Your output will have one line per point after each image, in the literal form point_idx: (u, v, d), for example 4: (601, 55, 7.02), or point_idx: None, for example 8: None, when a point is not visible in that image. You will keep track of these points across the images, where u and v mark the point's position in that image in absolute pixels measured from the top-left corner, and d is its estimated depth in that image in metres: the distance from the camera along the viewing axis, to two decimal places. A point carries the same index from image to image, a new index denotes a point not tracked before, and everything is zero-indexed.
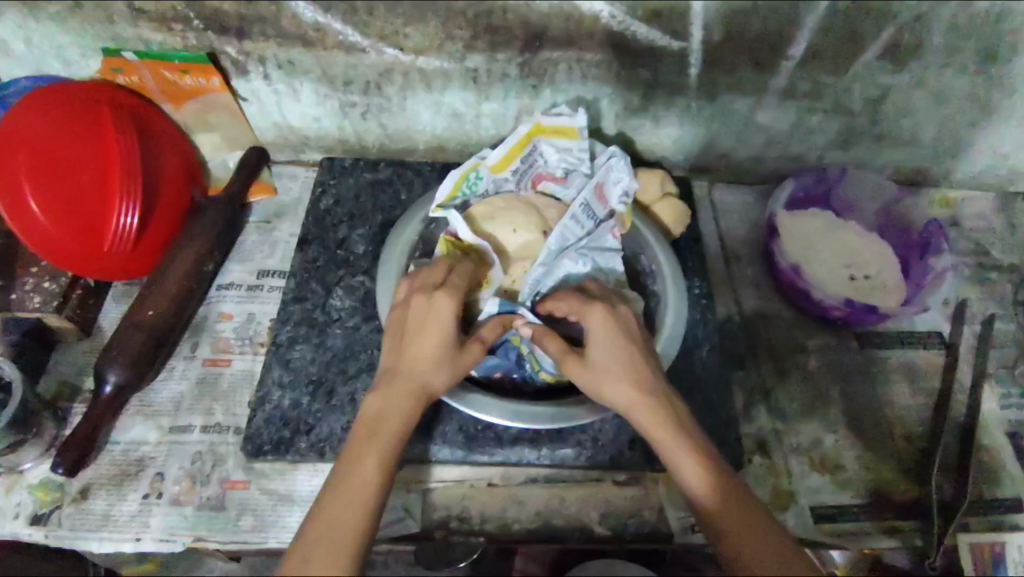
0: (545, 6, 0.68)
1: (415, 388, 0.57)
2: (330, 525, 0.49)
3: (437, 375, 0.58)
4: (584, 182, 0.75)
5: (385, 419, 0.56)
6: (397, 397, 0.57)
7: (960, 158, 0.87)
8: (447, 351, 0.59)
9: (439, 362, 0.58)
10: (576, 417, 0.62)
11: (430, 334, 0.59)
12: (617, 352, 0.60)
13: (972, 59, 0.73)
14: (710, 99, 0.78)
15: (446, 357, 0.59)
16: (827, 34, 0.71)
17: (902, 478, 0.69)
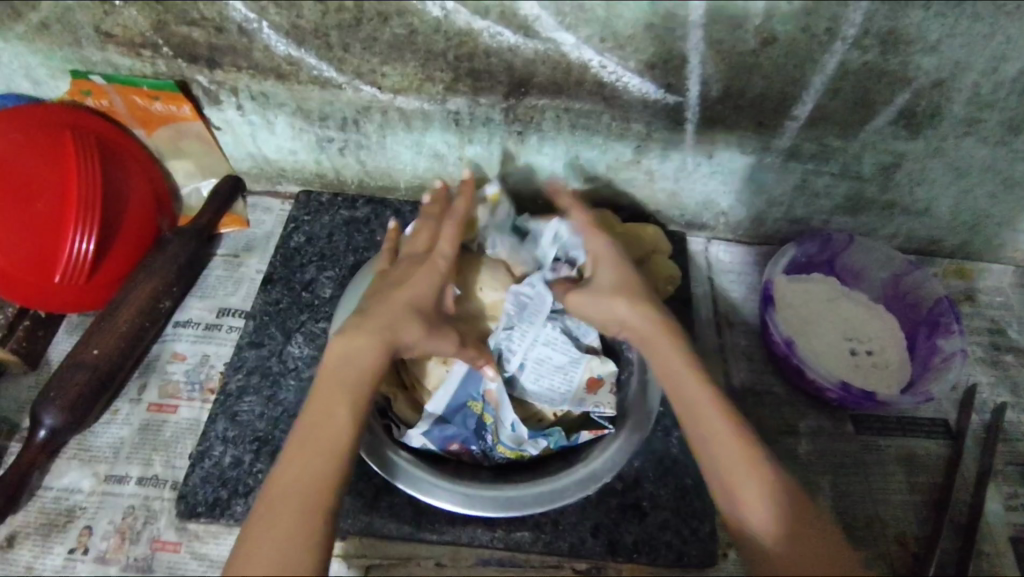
0: (530, 52, 0.64)
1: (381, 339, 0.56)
2: (295, 489, 0.49)
3: (408, 333, 0.57)
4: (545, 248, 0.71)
5: (348, 374, 0.54)
6: (363, 350, 0.55)
7: (978, 230, 0.81)
8: (423, 317, 0.58)
9: (413, 325, 0.57)
10: (527, 504, 0.58)
11: (409, 296, 0.59)
12: (622, 278, 0.62)
13: (994, 130, 0.68)
14: (708, 156, 0.73)
15: (422, 320, 0.58)
16: (837, 95, 0.66)
17: None
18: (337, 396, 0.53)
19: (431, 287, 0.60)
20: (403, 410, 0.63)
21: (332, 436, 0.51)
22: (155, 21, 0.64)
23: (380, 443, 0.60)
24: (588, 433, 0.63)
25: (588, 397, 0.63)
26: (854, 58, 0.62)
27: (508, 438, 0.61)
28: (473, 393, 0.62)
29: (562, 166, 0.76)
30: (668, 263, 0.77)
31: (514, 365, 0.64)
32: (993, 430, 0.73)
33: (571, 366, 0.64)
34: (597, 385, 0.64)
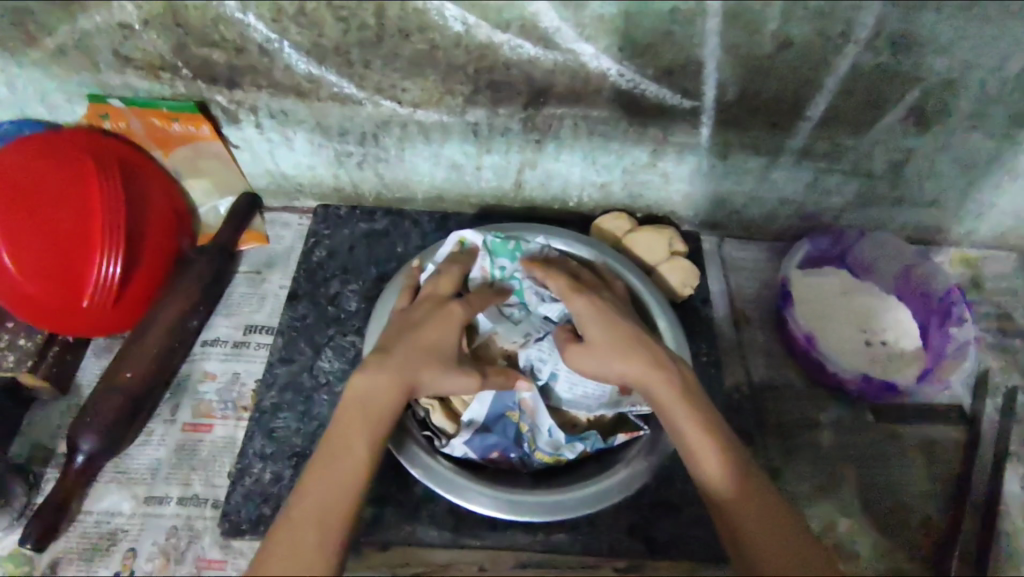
0: (550, 63, 0.65)
1: (403, 375, 0.58)
2: (314, 516, 0.51)
3: (428, 372, 0.59)
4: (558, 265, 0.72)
5: (371, 407, 0.56)
6: (388, 383, 0.57)
7: (983, 220, 0.83)
8: (443, 357, 0.60)
9: (434, 366, 0.59)
10: (571, 508, 0.59)
11: (429, 337, 0.61)
12: (613, 332, 0.62)
13: (1000, 124, 0.70)
14: (722, 157, 0.75)
15: (441, 361, 0.60)
16: (848, 96, 0.67)
17: (919, 568, 0.65)
18: (360, 426, 0.55)
19: (450, 328, 0.62)
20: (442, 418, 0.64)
21: (351, 468, 0.53)
22: (176, 44, 0.65)
23: (423, 455, 0.61)
24: (623, 434, 0.64)
25: (623, 400, 0.65)
26: (866, 59, 0.64)
27: (546, 442, 0.63)
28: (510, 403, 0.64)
29: (579, 173, 0.77)
30: (686, 262, 0.78)
31: (549, 373, 0.66)
32: (1007, 414, 0.76)
33: None
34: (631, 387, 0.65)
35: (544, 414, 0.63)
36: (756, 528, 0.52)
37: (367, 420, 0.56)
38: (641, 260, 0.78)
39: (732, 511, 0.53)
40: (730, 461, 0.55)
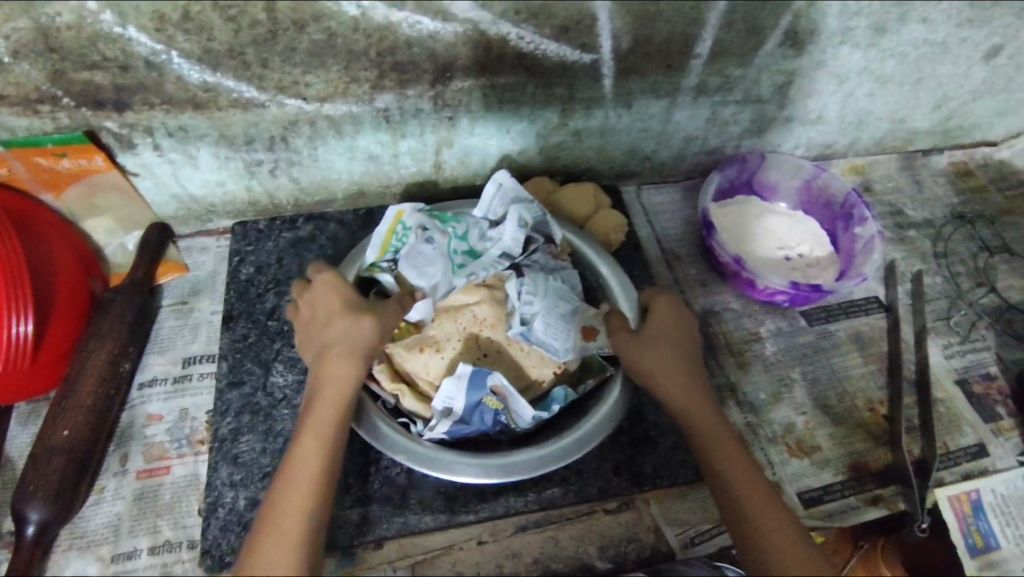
0: (450, 36, 0.65)
1: (324, 351, 0.59)
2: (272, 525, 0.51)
3: (345, 334, 0.59)
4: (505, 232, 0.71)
5: (318, 411, 0.56)
6: (332, 378, 0.58)
7: (862, 128, 0.93)
8: (356, 315, 0.59)
9: (355, 325, 0.59)
10: (558, 460, 0.61)
11: (326, 299, 0.61)
12: (674, 346, 0.63)
13: (863, 35, 0.77)
14: (627, 106, 0.78)
15: (355, 316, 0.59)
16: (732, 28, 0.72)
17: (875, 446, 0.71)
18: (312, 431, 0.55)
19: (344, 283, 0.62)
20: (411, 403, 0.64)
21: (305, 468, 0.53)
22: (52, 72, 0.60)
23: (402, 441, 0.61)
24: (593, 381, 0.68)
25: (590, 344, 0.68)
26: None
27: (523, 420, 0.63)
28: (483, 391, 0.62)
29: (496, 143, 0.79)
30: (613, 213, 0.82)
31: (533, 311, 0.67)
32: (916, 295, 0.85)
33: (573, 314, 0.68)
34: (592, 333, 0.68)
35: (521, 399, 0.62)
36: (746, 484, 0.56)
37: (320, 424, 0.56)
38: (571, 216, 0.81)
39: (713, 457, 0.58)
40: (716, 421, 0.60)
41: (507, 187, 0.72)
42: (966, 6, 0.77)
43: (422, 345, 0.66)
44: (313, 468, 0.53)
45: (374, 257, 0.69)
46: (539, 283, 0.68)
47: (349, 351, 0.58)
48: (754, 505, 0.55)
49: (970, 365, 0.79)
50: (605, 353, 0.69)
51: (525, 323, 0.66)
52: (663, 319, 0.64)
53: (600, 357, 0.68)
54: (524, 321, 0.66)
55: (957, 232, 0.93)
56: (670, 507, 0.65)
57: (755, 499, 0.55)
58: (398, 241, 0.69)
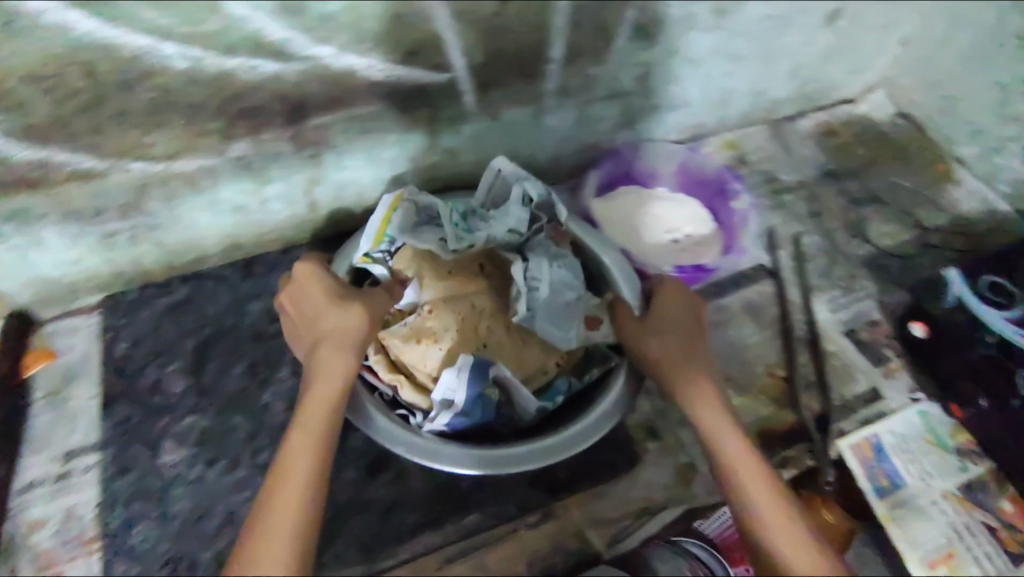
0: (295, 74, 0.63)
1: (320, 342, 0.62)
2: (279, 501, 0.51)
3: (336, 323, 0.62)
4: (507, 211, 0.74)
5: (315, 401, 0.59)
6: (326, 369, 0.60)
7: (726, 105, 0.97)
8: (348, 305, 0.63)
9: (347, 314, 0.63)
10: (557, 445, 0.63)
11: (315, 300, 0.64)
12: (682, 330, 0.68)
13: (706, 19, 0.80)
14: (494, 117, 0.79)
15: (348, 306, 0.63)
16: (580, 29, 0.74)
17: (779, 410, 0.76)
18: (311, 421, 0.57)
19: (334, 279, 0.66)
20: (409, 395, 0.68)
21: (304, 449, 0.55)
22: None
23: (401, 434, 0.61)
24: (598, 371, 0.72)
25: (592, 334, 0.72)
26: None
27: (527, 408, 0.68)
28: (483, 384, 0.65)
29: (368, 174, 0.77)
30: None
31: (538, 293, 0.71)
32: (798, 257, 0.89)
33: (577, 302, 0.73)
34: (596, 323, 0.73)
35: (524, 390, 0.67)
36: (732, 444, 0.59)
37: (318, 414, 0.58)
38: None
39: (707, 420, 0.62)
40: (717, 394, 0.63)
41: (504, 168, 0.75)
42: None
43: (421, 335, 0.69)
44: (311, 455, 0.54)
45: (370, 246, 0.71)
46: (541, 269, 0.72)
47: (342, 341, 0.61)
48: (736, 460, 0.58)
49: (855, 316, 0.84)
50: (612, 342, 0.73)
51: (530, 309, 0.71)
52: (671, 306, 0.70)
53: (604, 346, 0.73)
54: (530, 305, 0.71)
55: (828, 189, 0.98)
56: (592, 507, 0.65)
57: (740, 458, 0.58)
58: (391, 230, 0.71)
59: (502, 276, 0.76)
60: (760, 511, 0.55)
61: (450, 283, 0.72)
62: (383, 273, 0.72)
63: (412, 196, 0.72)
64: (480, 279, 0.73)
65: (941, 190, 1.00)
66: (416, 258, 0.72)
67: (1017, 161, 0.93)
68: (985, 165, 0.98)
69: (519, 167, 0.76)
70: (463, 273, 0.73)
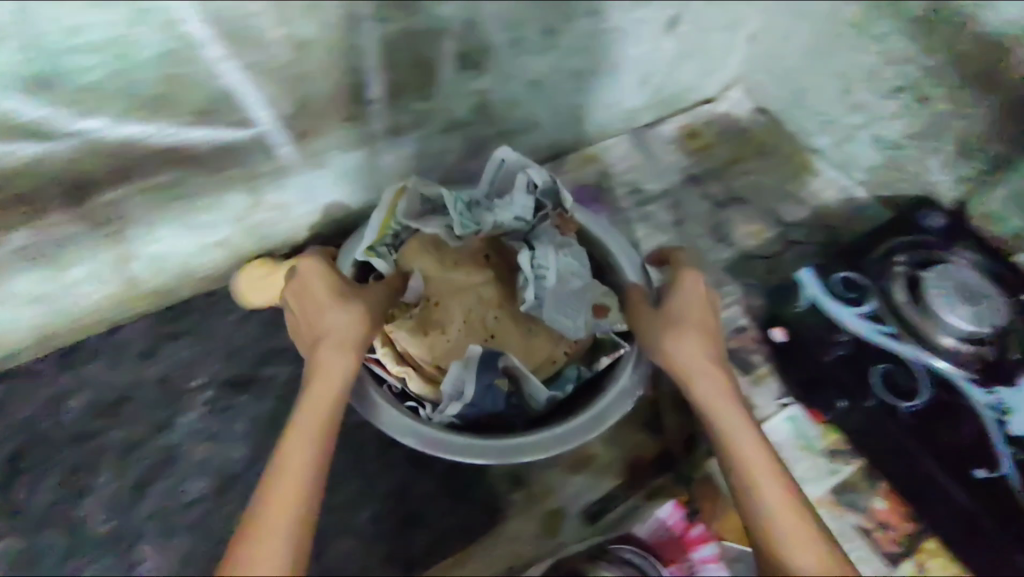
0: (65, 154, 0.58)
1: (321, 341, 0.61)
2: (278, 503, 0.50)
3: (339, 320, 0.63)
4: (518, 196, 0.78)
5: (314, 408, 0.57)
6: (327, 368, 0.60)
7: (581, 119, 0.95)
8: (347, 303, 0.64)
9: (342, 317, 0.63)
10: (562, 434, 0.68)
11: (318, 302, 0.64)
12: (699, 318, 0.66)
13: (536, 40, 0.77)
14: (323, 166, 0.74)
15: (350, 306, 0.64)
16: (396, 69, 0.69)
17: (646, 437, 0.76)
18: (302, 438, 0.54)
19: (332, 274, 0.66)
20: (419, 386, 0.75)
21: (300, 451, 0.53)
22: None
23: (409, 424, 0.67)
24: (606, 358, 0.77)
25: (601, 322, 0.77)
26: (388, 31, 0.65)
27: (536, 396, 0.74)
28: (495, 374, 0.72)
29: (189, 242, 0.72)
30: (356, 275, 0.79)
31: (544, 280, 0.75)
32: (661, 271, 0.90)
33: (583, 290, 0.77)
34: (604, 311, 0.77)
35: (533, 379, 0.73)
36: (751, 442, 0.57)
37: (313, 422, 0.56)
38: None
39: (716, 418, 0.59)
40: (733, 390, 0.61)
41: (506, 156, 0.77)
42: None
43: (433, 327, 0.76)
44: (314, 454, 0.54)
45: (371, 241, 0.74)
46: (549, 256, 0.75)
47: (341, 343, 0.62)
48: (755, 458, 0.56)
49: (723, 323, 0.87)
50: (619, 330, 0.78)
51: (537, 297, 0.76)
52: (687, 296, 0.68)
53: (613, 336, 0.78)
54: (539, 293, 0.75)
55: (691, 197, 0.99)
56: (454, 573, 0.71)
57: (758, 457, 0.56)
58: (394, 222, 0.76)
59: (506, 268, 0.81)
60: (781, 523, 0.52)
61: (457, 275, 0.78)
62: (386, 268, 0.75)
63: (415, 187, 0.76)
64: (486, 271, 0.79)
65: (800, 181, 1.01)
66: (421, 250, 0.78)
67: (867, 148, 0.94)
68: (839, 154, 0.98)
69: (524, 155, 0.78)
70: (474, 261, 0.79)
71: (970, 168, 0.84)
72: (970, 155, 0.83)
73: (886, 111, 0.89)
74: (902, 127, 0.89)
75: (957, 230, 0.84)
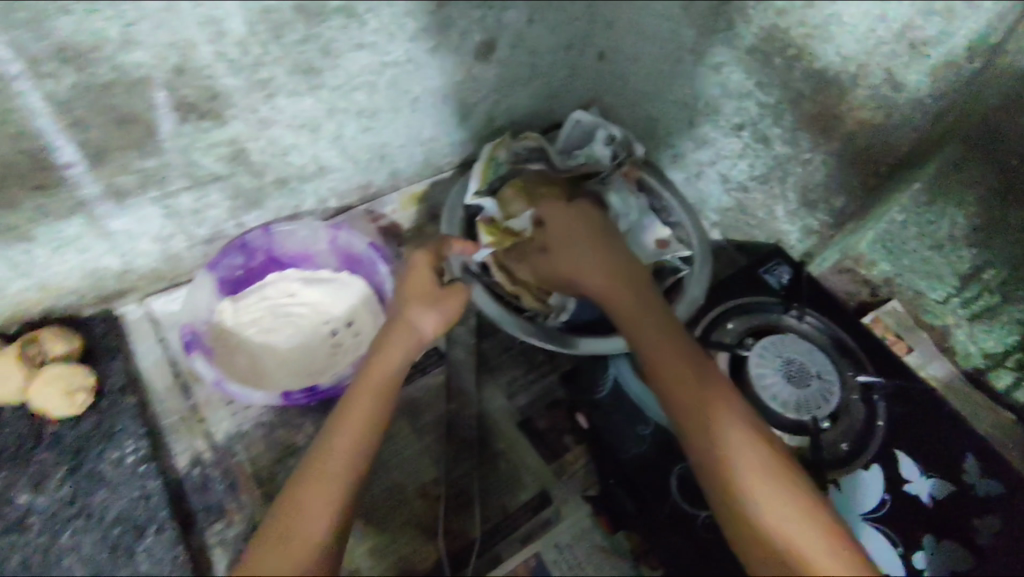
0: None
1: (395, 331, 0.58)
2: (309, 512, 0.48)
3: (417, 311, 0.59)
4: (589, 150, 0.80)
5: (346, 424, 0.52)
6: (387, 352, 0.56)
7: (395, 159, 0.83)
8: (431, 296, 0.60)
9: (426, 310, 0.59)
10: None
11: (422, 292, 0.60)
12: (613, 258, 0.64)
13: (291, 80, 0.65)
14: (29, 239, 0.62)
15: (434, 300, 0.60)
16: (89, 127, 0.57)
17: (420, 544, 0.65)
18: (335, 459, 0.50)
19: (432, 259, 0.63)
20: (530, 302, 0.74)
21: (339, 454, 0.50)
22: None
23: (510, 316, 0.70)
24: (671, 280, 0.76)
25: (666, 250, 0.76)
26: (56, 87, 0.53)
27: None
28: None
29: None
30: (75, 378, 0.64)
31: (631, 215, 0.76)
32: (481, 332, 0.78)
33: (653, 226, 0.77)
34: (666, 242, 0.76)
35: None
36: (689, 397, 0.53)
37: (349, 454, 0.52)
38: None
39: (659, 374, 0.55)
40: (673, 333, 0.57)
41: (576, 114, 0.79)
42: (404, 15, 0.66)
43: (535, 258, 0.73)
44: (351, 456, 0.51)
45: (478, 186, 0.76)
46: (633, 199, 0.77)
47: (409, 340, 0.57)
48: (695, 413, 0.52)
49: (534, 399, 0.74)
50: (681, 258, 0.76)
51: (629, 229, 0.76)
52: (569, 244, 0.66)
53: (672, 262, 0.75)
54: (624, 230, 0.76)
55: None
56: None
57: (697, 406, 0.52)
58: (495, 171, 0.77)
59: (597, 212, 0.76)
60: (743, 484, 0.48)
61: (553, 212, 0.73)
62: (494, 212, 0.74)
63: (509, 142, 0.79)
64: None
65: None
66: (523, 192, 0.75)
67: (715, 187, 0.84)
68: (692, 192, 0.89)
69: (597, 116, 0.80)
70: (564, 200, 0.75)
71: (812, 218, 0.76)
72: (813, 206, 0.75)
73: (728, 148, 0.79)
74: (747, 169, 0.79)
75: (795, 292, 0.77)
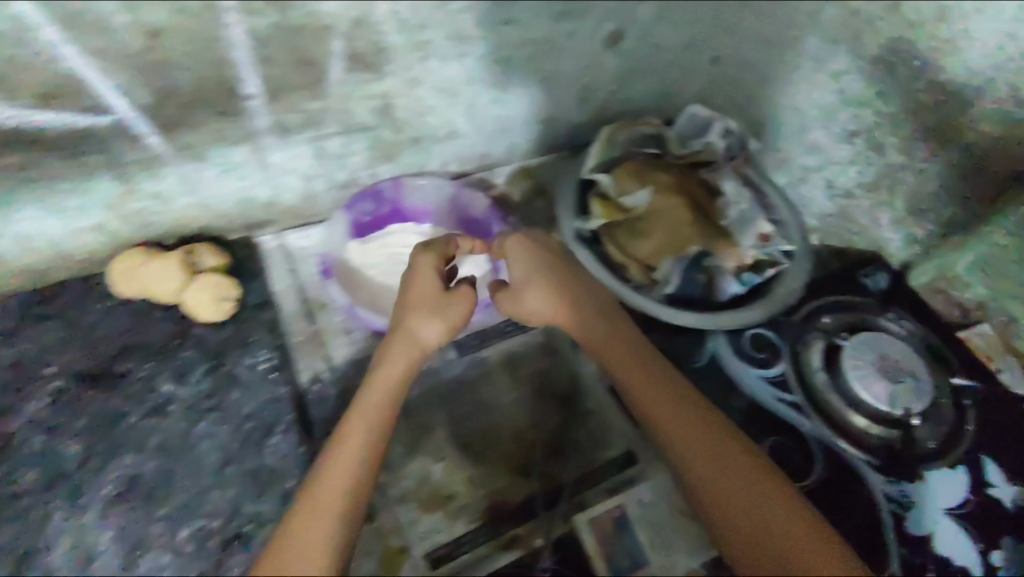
0: None
1: (395, 346, 0.60)
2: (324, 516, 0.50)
3: (415, 319, 0.61)
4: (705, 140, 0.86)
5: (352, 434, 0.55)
6: (389, 364, 0.59)
7: (515, 134, 0.89)
8: (427, 306, 0.62)
9: (434, 322, 0.61)
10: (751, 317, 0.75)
11: (421, 300, 0.62)
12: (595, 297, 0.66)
13: (446, 45, 0.71)
14: (201, 159, 0.69)
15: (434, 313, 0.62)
16: (274, 64, 0.64)
17: (511, 482, 0.69)
18: (339, 469, 0.52)
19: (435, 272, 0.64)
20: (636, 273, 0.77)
21: (346, 462, 0.53)
22: None
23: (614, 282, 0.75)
24: (770, 270, 0.77)
25: (770, 244, 0.78)
26: (259, 24, 0.59)
27: (724, 292, 0.76)
28: (698, 268, 0.76)
29: (57, 226, 0.68)
30: (225, 287, 0.72)
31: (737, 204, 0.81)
32: None
33: (757, 218, 0.80)
34: (768, 236, 0.78)
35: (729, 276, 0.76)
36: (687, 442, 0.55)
37: (335, 474, 0.52)
38: (151, 289, 0.70)
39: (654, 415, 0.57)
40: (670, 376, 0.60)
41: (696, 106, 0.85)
42: None
43: (640, 234, 0.78)
44: (361, 464, 0.53)
45: (593, 163, 0.83)
46: (743, 193, 0.82)
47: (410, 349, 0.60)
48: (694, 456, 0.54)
49: None
50: (782, 251, 0.78)
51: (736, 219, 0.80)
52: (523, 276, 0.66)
53: (773, 253, 0.77)
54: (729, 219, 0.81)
55: None
56: None
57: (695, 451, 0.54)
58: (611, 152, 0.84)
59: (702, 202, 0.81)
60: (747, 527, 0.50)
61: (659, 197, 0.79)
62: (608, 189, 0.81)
63: (626, 128, 0.86)
64: (680, 197, 0.79)
65: None
66: (634, 176, 0.81)
67: (818, 192, 0.88)
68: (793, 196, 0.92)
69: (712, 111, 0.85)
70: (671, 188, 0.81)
71: (918, 228, 0.78)
72: (920, 216, 0.77)
73: (839, 155, 0.82)
74: (856, 176, 0.82)
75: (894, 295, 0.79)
